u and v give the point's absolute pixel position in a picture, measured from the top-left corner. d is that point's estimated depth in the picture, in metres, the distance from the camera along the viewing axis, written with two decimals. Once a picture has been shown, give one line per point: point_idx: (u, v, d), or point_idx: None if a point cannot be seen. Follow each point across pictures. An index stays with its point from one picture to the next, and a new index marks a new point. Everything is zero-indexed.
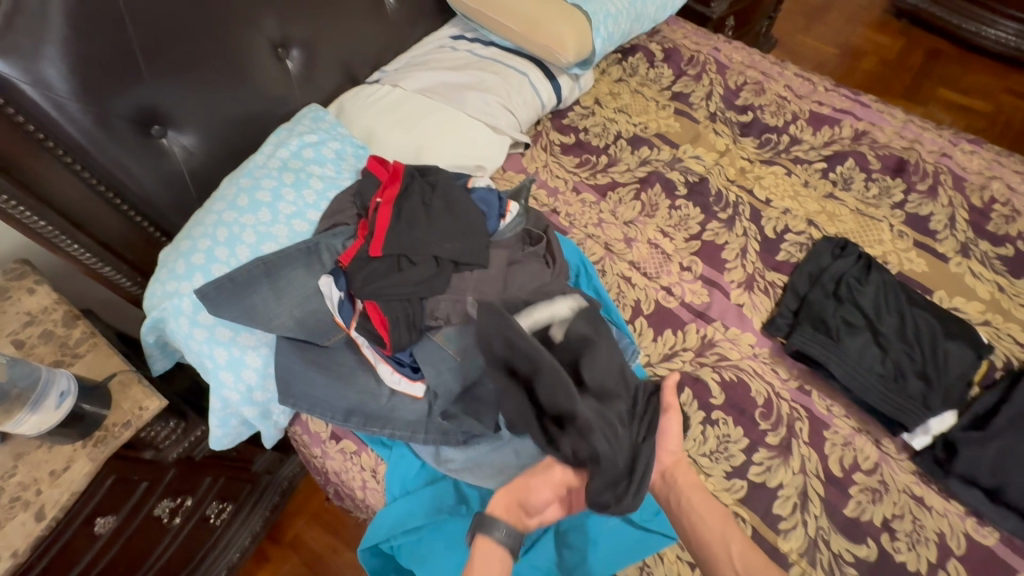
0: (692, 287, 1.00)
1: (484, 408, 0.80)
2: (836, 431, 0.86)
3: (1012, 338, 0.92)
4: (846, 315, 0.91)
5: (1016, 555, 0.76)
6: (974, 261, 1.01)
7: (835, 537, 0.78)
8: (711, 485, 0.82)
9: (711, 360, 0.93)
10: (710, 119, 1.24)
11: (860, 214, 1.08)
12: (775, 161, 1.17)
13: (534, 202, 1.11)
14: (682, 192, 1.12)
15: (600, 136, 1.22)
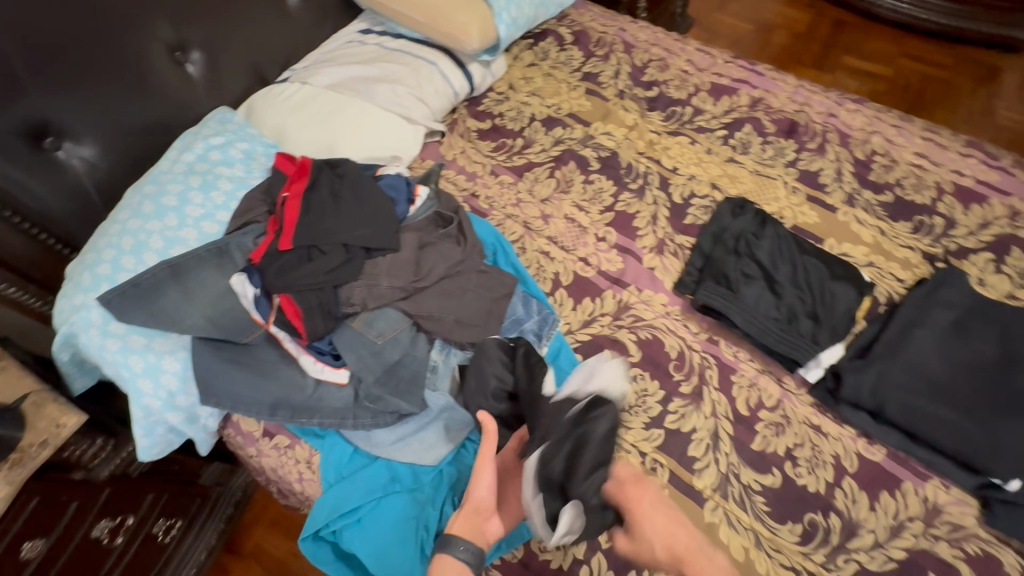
0: (607, 256, 1.05)
1: (409, 388, 0.84)
2: (742, 375, 0.93)
3: (892, 275, 1.01)
4: (745, 268, 0.98)
5: (901, 467, 0.84)
6: (858, 209, 1.10)
7: (745, 470, 0.85)
8: (631, 437, 0.88)
9: (627, 322, 0.98)
10: (619, 96, 1.30)
11: (758, 176, 1.15)
12: (680, 131, 1.23)
13: (454, 188, 1.14)
14: (594, 167, 1.18)
15: (515, 119, 1.26)
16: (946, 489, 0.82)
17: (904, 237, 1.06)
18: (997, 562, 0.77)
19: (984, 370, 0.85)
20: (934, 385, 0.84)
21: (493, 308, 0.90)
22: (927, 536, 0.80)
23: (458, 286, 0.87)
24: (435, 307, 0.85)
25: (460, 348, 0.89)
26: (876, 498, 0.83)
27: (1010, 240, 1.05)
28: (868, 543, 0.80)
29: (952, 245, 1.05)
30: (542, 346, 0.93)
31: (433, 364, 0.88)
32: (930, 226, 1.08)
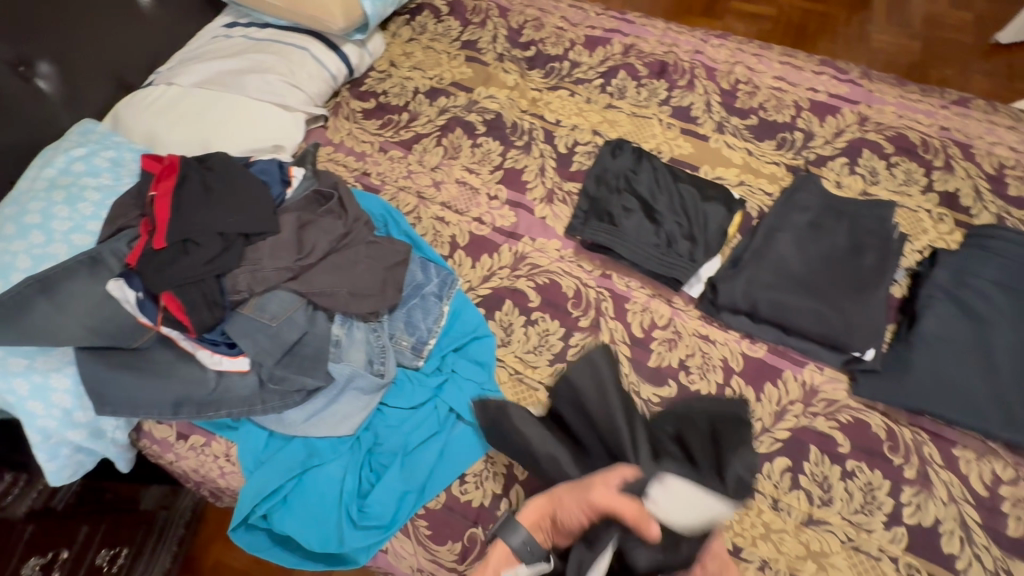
0: (500, 212, 1.09)
1: (313, 364, 0.85)
2: (634, 301, 0.99)
3: (761, 190, 1.09)
4: (625, 202, 1.03)
5: (781, 358, 0.92)
6: (728, 135, 1.17)
7: (644, 386, 0.91)
8: (538, 375, 0.92)
9: (525, 271, 1.02)
10: (498, 60, 1.32)
11: (635, 117, 1.21)
12: (560, 86, 1.28)
13: (344, 169, 1.15)
14: (481, 130, 1.20)
15: (399, 95, 1.26)
16: (820, 371, 0.91)
17: (770, 155, 1.15)
18: (866, 424, 0.87)
19: (839, 259, 0.93)
20: (795, 279, 0.92)
21: (387, 276, 0.91)
22: (807, 414, 0.88)
23: (347, 258, 0.89)
24: (326, 283, 0.87)
25: (363, 320, 0.92)
26: (762, 389, 0.90)
27: (861, 143, 1.15)
28: (757, 430, 0.87)
29: (811, 155, 1.14)
30: (443, 305, 0.95)
31: (336, 339, 0.89)
32: (792, 141, 1.16)
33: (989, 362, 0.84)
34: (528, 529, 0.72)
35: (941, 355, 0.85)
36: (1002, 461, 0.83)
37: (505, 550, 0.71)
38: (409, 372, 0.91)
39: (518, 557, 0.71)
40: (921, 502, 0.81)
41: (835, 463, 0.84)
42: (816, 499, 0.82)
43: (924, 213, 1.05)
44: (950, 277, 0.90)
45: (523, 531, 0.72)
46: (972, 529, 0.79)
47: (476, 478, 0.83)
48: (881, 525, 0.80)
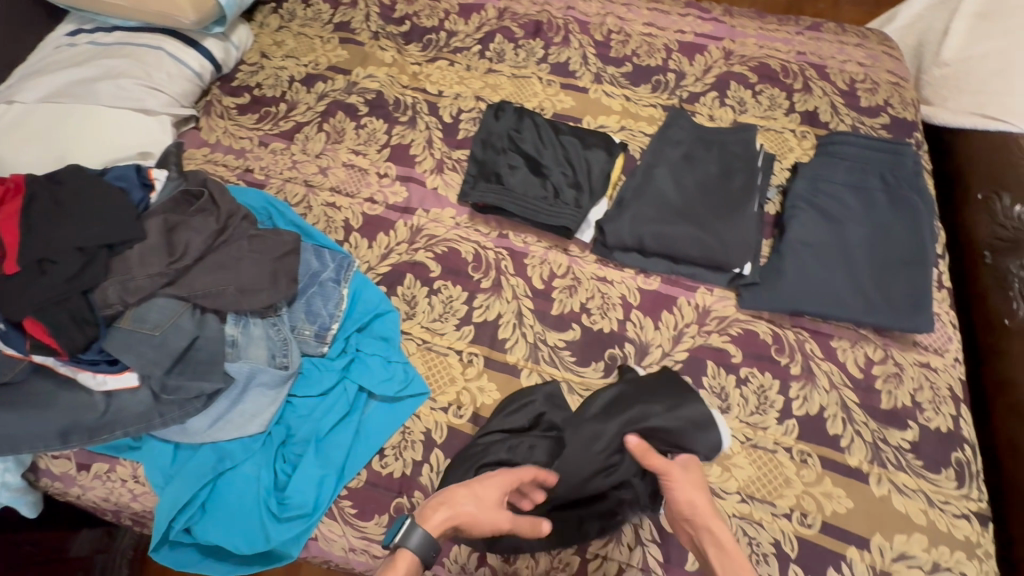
0: (392, 190, 1.08)
1: (209, 368, 0.83)
2: (533, 256, 1.01)
3: (641, 133, 1.13)
4: (510, 161, 1.05)
5: (674, 287, 0.97)
6: (606, 85, 1.21)
7: (549, 333, 0.94)
8: (446, 341, 0.93)
9: (423, 243, 1.02)
10: (374, 39, 1.30)
11: (516, 78, 1.22)
12: (439, 57, 1.26)
13: (224, 168, 1.11)
14: (363, 111, 1.18)
15: (275, 86, 1.22)
16: (711, 292, 0.96)
17: (646, 98, 1.18)
18: (754, 333, 0.93)
19: (712, 184, 0.99)
20: (675, 209, 0.97)
21: (277, 267, 0.88)
22: (702, 334, 0.93)
23: (228, 256, 0.87)
24: (208, 283, 0.84)
25: (261, 316, 0.89)
26: (659, 318, 0.95)
27: (728, 77, 1.20)
28: (658, 356, 0.92)
29: (684, 94, 1.19)
30: (342, 288, 0.94)
31: (231, 338, 0.87)
32: (665, 83, 1.21)
33: (848, 257, 0.93)
34: (427, 529, 0.67)
35: (807, 258, 0.93)
36: (872, 344, 0.91)
37: (410, 559, 0.66)
38: (315, 360, 0.90)
39: (421, 560, 0.66)
40: (807, 393, 0.88)
41: (730, 373, 0.90)
42: (716, 408, 0.88)
43: (789, 133, 1.12)
44: (806, 185, 0.99)
45: (420, 532, 0.66)
46: (852, 409, 0.87)
47: (395, 450, 0.85)
48: (775, 421, 0.86)
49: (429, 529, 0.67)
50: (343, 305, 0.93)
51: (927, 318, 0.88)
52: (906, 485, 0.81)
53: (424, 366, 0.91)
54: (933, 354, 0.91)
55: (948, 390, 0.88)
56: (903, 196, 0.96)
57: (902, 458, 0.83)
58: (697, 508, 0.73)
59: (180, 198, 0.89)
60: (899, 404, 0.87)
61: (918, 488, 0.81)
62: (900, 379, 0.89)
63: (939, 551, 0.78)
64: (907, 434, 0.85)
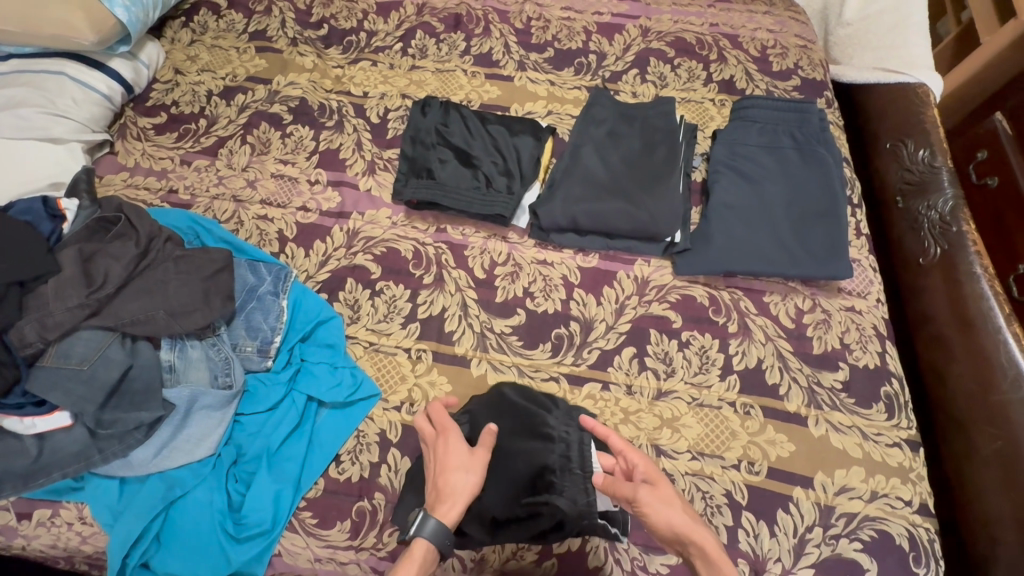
0: (324, 196, 1.07)
1: (146, 397, 0.81)
2: (473, 246, 1.01)
3: (568, 115, 1.15)
4: (440, 155, 1.06)
5: (613, 262, 1.00)
6: (530, 71, 1.21)
7: (496, 321, 0.95)
8: (393, 340, 0.93)
9: (361, 246, 1.01)
10: (292, 45, 1.26)
11: (440, 73, 1.21)
12: (360, 58, 1.24)
13: (146, 192, 1.07)
14: (288, 119, 1.15)
15: (192, 102, 1.18)
16: (648, 263, 0.99)
17: (570, 81, 1.20)
18: (692, 297, 0.96)
19: (637, 158, 1.03)
20: (604, 187, 1.00)
21: (208, 286, 0.86)
22: (643, 304, 0.96)
23: (154, 280, 0.84)
24: (135, 310, 0.82)
25: (198, 338, 0.87)
26: (601, 293, 0.97)
27: (647, 53, 1.23)
28: (603, 330, 0.94)
29: (607, 73, 1.20)
30: (281, 300, 0.92)
31: (168, 364, 0.85)
32: (588, 65, 1.22)
33: (769, 214, 0.97)
34: (439, 519, 0.69)
35: (731, 221, 0.97)
36: (801, 295, 0.96)
37: (427, 547, 0.68)
38: (260, 376, 0.88)
39: (439, 547, 0.68)
40: (745, 348, 0.92)
41: (672, 338, 0.93)
42: (662, 373, 0.91)
43: (709, 102, 1.15)
44: (725, 150, 1.03)
45: (434, 522, 0.68)
46: (787, 358, 0.91)
47: (351, 454, 0.84)
48: (717, 378, 0.90)
49: (440, 519, 0.69)
50: (284, 316, 0.91)
51: (846, 264, 0.93)
52: (841, 422, 0.86)
53: (372, 368, 0.91)
54: (857, 297, 0.96)
55: (873, 329, 0.94)
56: (814, 151, 1.01)
57: (836, 398, 0.88)
58: (677, 529, 0.65)
59: (96, 227, 0.87)
60: (829, 347, 0.92)
61: (853, 425, 0.86)
62: (829, 324, 0.94)
63: (876, 479, 0.83)
64: (839, 375, 0.90)
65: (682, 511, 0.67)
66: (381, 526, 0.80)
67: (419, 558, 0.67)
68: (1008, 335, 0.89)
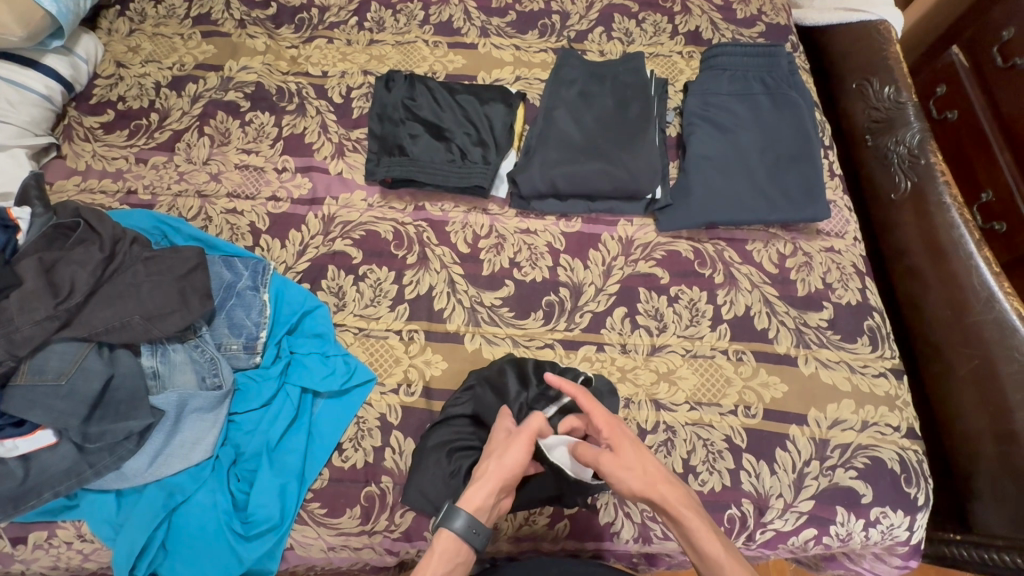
0: (294, 183, 1.03)
1: (132, 406, 0.78)
2: (454, 222, 1.00)
3: (537, 80, 1.12)
4: (410, 130, 1.03)
5: (596, 225, 0.99)
6: (493, 37, 1.17)
7: (485, 295, 0.94)
8: (383, 324, 0.92)
9: (339, 232, 0.98)
10: (240, 27, 1.19)
11: (400, 45, 1.17)
12: (315, 36, 1.18)
13: (102, 195, 1.01)
14: (245, 107, 1.10)
15: (140, 96, 1.11)
16: (630, 222, 0.99)
17: (536, 44, 1.16)
18: (677, 253, 0.97)
19: (610, 117, 1.01)
20: (580, 148, 0.98)
21: (184, 285, 0.83)
22: (629, 264, 0.96)
23: (125, 285, 0.80)
24: (109, 318, 0.78)
25: (180, 340, 0.84)
26: (587, 257, 0.97)
27: (611, 9, 1.20)
28: (593, 293, 0.94)
29: (572, 33, 1.17)
30: (262, 294, 0.89)
31: (152, 370, 0.81)
32: (552, 25, 1.18)
33: (745, 162, 0.98)
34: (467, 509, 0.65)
35: (709, 172, 0.97)
36: (782, 241, 0.98)
37: (451, 539, 0.64)
38: (250, 373, 0.86)
39: (465, 539, 0.64)
40: (733, 297, 0.93)
41: (661, 294, 0.94)
42: (654, 330, 0.91)
43: (677, 55, 1.14)
44: (698, 102, 1.02)
45: (462, 513, 0.65)
46: (774, 302, 0.93)
47: (353, 441, 0.83)
48: (708, 328, 0.91)
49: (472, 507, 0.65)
50: (268, 310, 0.89)
51: (823, 206, 0.95)
52: (829, 359, 0.89)
53: (365, 354, 0.89)
54: (836, 238, 0.98)
55: (853, 267, 0.96)
56: (785, 96, 1.02)
57: (823, 336, 0.91)
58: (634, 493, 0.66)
59: (53, 234, 0.81)
60: (813, 288, 0.94)
61: (840, 359, 0.89)
62: (811, 266, 0.96)
63: (866, 410, 0.86)
64: (824, 314, 0.92)
65: (637, 476, 0.66)
66: (392, 508, 0.80)
67: (442, 549, 0.64)
68: (980, 260, 0.90)
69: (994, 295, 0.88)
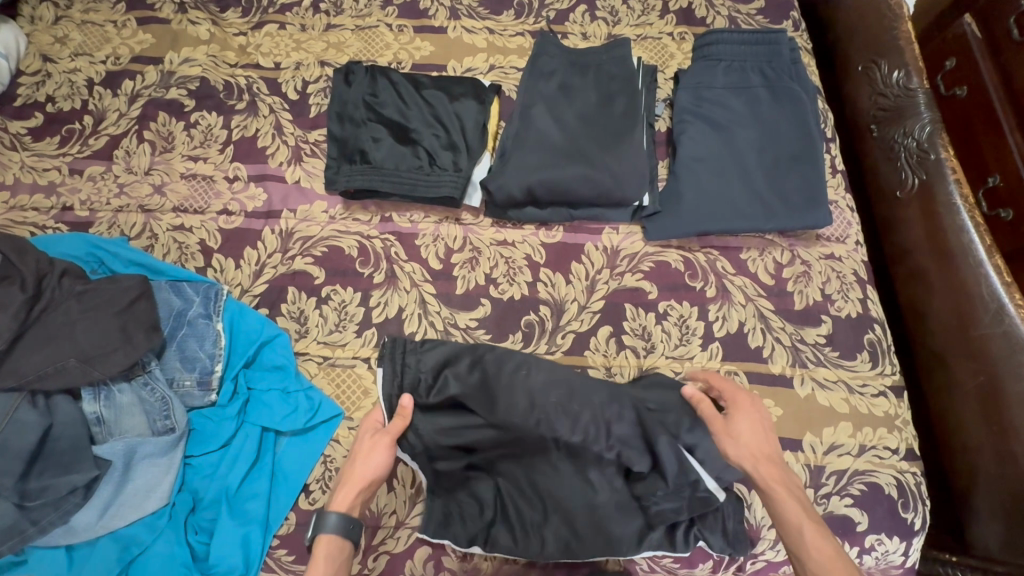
0: (246, 194, 0.93)
1: (75, 457, 0.72)
2: (424, 234, 0.91)
3: (513, 68, 1.01)
4: (372, 132, 0.93)
5: (579, 234, 0.92)
6: (464, 19, 1.05)
7: (459, 315, 0.87)
8: (350, 351, 0.85)
9: (298, 248, 0.90)
10: (180, 11, 1.06)
11: (361, 31, 1.04)
12: (265, 21, 1.05)
13: (35, 212, 0.92)
14: (189, 106, 0.99)
15: (71, 96, 0.99)
16: (616, 231, 0.92)
17: (511, 26, 1.04)
18: (667, 264, 0.89)
19: (593, 113, 0.92)
20: (561, 150, 0.89)
21: (124, 321, 0.76)
22: (615, 277, 0.89)
23: (57, 325, 0.73)
24: (41, 363, 0.71)
25: (126, 379, 0.77)
26: (569, 271, 0.89)
27: None
28: (575, 311, 0.87)
29: (552, 13, 1.05)
30: (215, 323, 0.82)
31: (95, 416, 0.75)
32: (530, 4, 1.06)
33: (741, 164, 0.89)
34: (338, 517, 0.67)
35: (701, 174, 0.89)
36: (779, 248, 0.91)
37: (332, 541, 0.66)
38: (206, 411, 0.80)
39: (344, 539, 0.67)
40: (726, 313, 0.87)
41: (649, 311, 0.87)
42: (641, 350, 0.85)
43: (667, 37, 1.03)
44: (690, 96, 0.93)
45: (333, 517, 0.66)
46: (769, 317, 0.87)
47: (320, 483, 0.78)
48: (699, 348, 0.85)
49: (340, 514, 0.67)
50: (222, 341, 0.82)
51: (825, 211, 0.87)
52: (827, 379, 0.84)
53: (330, 386, 0.83)
54: (837, 243, 0.91)
55: (854, 275, 0.89)
56: (785, 87, 0.92)
57: (821, 353, 0.85)
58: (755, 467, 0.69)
59: None
60: (811, 301, 0.88)
61: (838, 379, 0.84)
62: (809, 276, 0.89)
63: (864, 432, 0.82)
64: (822, 329, 0.86)
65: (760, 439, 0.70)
66: (364, 551, 0.76)
67: (326, 554, 0.66)
68: (990, 267, 0.84)
69: (1004, 307, 0.81)
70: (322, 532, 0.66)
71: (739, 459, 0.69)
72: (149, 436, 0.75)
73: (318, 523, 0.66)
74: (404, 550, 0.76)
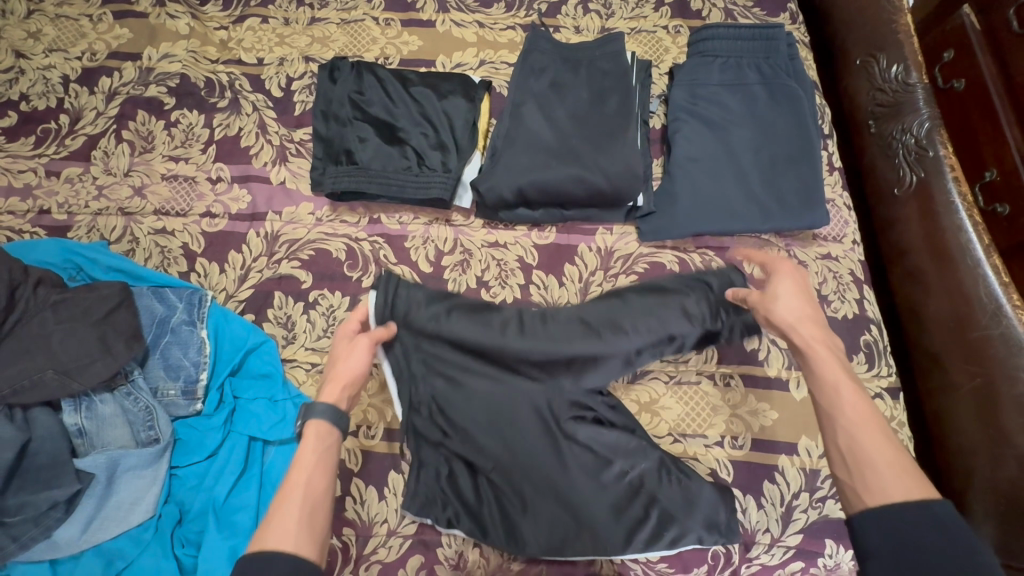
0: (230, 196, 0.91)
1: (55, 472, 0.70)
2: (413, 236, 0.89)
3: (504, 64, 0.99)
4: (359, 131, 0.90)
5: (572, 235, 0.90)
6: (453, 12, 1.02)
7: None
8: None
9: (284, 252, 0.87)
10: (157, 4, 1.02)
11: (346, 25, 1.01)
12: (247, 14, 1.02)
13: (10, 216, 0.89)
14: (169, 104, 0.96)
15: (46, 94, 0.96)
16: (610, 232, 0.90)
17: (502, 20, 1.01)
18: (662, 265, 0.88)
19: (586, 112, 0.89)
20: (553, 150, 0.87)
21: (103, 330, 0.73)
22: (609, 279, 0.87)
23: (33, 337, 0.71)
24: (18, 376, 0.69)
25: (108, 390, 0.75)
26: (562, 273, 0.87)
27: None
28: None
29: (543, 5, 1.02)
30: (200, 331, 0.80)
31: (77, 428, 0.73)
32: None
33: (736, 164, 0.87)
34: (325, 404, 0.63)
35: (696, 175, 0.87)
36: (775, 248, 0.89)
37: (320, 426, 0.62)
38: (192, 421, 0.78)
39: (330, 428, 0.62)
40: None
41: None
42: None
43: (662, 31, 1.00)
44: (685, 93, 0.91)
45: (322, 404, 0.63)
46: None
47: None
48: (694, 351, 0.84)
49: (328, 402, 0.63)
50: (207, 349, 0.80)
51: (822, 211, 0.86)
52: None
53: (319, 394, 0.81)
54: (834, 243, 0.90)
55: (851, 275, 0.88)
56: (782, 84, 0.90)
57: None
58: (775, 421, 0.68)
59: None
60: None
61: None
62: (805, 277, 0.88)
63: None
64: None
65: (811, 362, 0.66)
66: (356, 560, 0.75)
67: (314, 440, 0.61)
68: (989, 269, 0.83)
69: (1002, 308, 0.80)
70: (312, 414, 0.62)
71: (842, 392, 0.59)
72: (133, 448, 0.73)
73: (307, 408, 0.63)
74: (396, 560, 0.75)
